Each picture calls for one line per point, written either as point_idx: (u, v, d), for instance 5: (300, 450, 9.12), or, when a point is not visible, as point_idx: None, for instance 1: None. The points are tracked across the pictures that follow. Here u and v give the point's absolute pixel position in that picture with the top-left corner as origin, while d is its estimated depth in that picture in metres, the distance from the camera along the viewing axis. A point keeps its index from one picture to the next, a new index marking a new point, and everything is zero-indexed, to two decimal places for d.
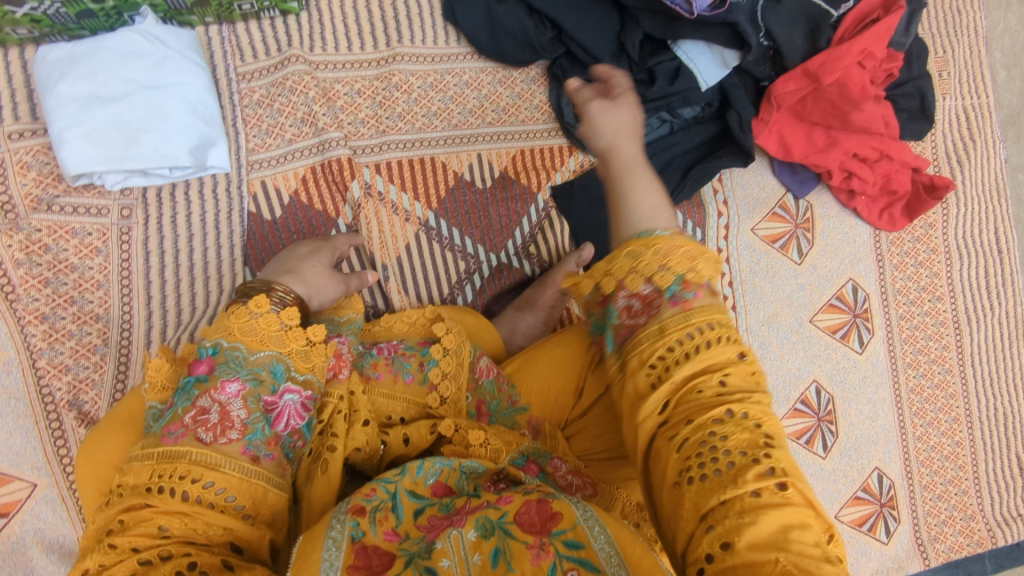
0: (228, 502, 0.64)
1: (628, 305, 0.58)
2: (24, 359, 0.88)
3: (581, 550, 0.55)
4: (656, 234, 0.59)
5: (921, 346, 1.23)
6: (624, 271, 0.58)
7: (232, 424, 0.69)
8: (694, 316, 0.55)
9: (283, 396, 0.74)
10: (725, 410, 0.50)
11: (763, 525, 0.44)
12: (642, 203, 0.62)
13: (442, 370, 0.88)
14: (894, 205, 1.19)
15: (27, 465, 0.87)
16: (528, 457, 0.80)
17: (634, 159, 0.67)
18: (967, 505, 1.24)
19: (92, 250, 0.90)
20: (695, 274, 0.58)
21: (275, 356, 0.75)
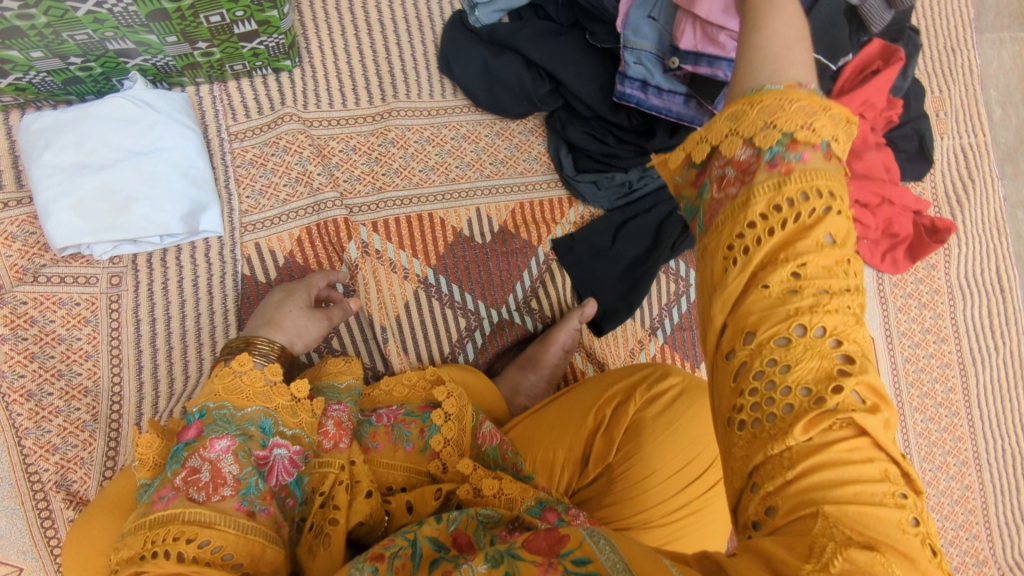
0: (225, 560, 0.62)
1: (720, 175, 0.50)
2: (9, 439, 0.83)
3: (590, 565, 0.47)
4: (767, 89, 0.49)
5: (928, 389, 1.22)
6: (721, 134, 0.51)
7: (225, 480, 0.67)
8: (790, 183, 0.46)
9: (273, 451, 0.74)
10: (794, 328, 0.43)
11: (816, 478, 0.39)
12: (768, 53, 0.51)
13: (443, 436, 0.86)
14: (897, 248, 1.18)
15: (13, 548, 0.82)
16: (545, 505, 0.78)
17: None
18: (979, 549, 1.22)
19: (81, 320, 0.87)
20: (806, 135, 0.47)
21: (262, 411, 0.76)
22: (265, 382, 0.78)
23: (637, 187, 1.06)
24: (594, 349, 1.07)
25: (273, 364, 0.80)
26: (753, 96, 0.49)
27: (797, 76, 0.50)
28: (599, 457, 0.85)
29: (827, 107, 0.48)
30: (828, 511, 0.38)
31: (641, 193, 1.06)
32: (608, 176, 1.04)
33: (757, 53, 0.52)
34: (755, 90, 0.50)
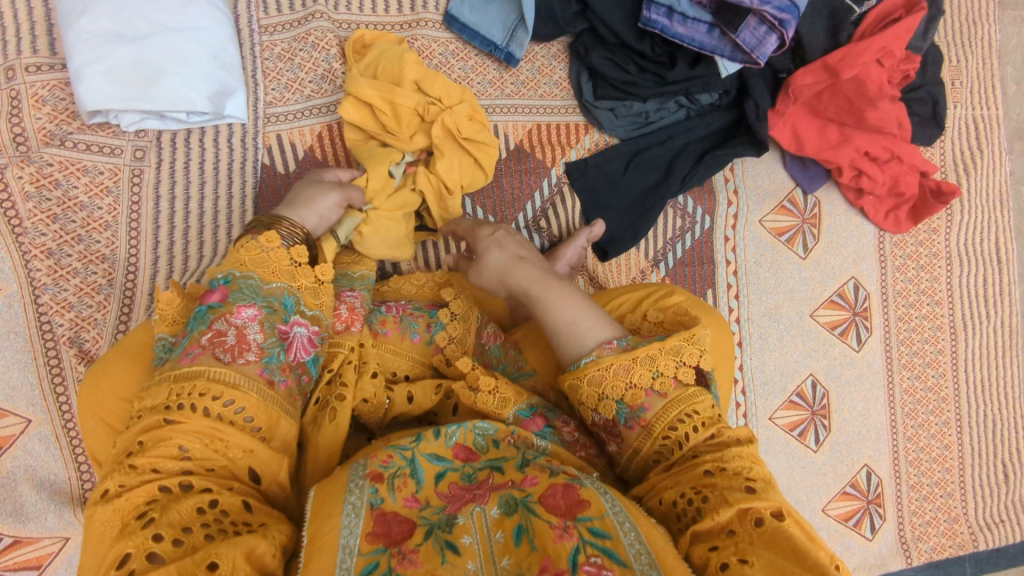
0: (246, 423, 0.63)
1: (600, 422, 0.72)
2: (26, 295, 0.86)
3: (608, 540, 0.56)
4: (584, 361, 0.72)
5: (917, 349, 1.24)
6: (579, 400, 0.73)
7: (249, 346, 0.67)
8: (656, 429, 0.69)
9: (294, 326, 0.72)
10: (706, 470, 0.63)
11: (768, 548, 0.54)
12: (567, 328, 0.75)
13: (448, 334, 0.89)
14: (900, 207, 1.21)
15: (22, 400, 0.86)
16: (535, 410, 0.80)
17: (541, 285, 0.81)
18: (951, 507, 1.25)
19: (102, 189, 0.90)
20: (635, 392, 0.70)
21: (285, 288, 0.73)
22: (289, 261, 0.76)
23: (653, 118, 1.08)
24: (597, 274, 1.09)
25: (298, 246, 0.78)
26: (578, 372, 0.72)
27: (600, 337, 0.74)
28: None
29: (636, 357, 0.71)
30: (783, 565, 0.53)
31: (656, 125, 1.09)
32: (625, 104, 1.06)
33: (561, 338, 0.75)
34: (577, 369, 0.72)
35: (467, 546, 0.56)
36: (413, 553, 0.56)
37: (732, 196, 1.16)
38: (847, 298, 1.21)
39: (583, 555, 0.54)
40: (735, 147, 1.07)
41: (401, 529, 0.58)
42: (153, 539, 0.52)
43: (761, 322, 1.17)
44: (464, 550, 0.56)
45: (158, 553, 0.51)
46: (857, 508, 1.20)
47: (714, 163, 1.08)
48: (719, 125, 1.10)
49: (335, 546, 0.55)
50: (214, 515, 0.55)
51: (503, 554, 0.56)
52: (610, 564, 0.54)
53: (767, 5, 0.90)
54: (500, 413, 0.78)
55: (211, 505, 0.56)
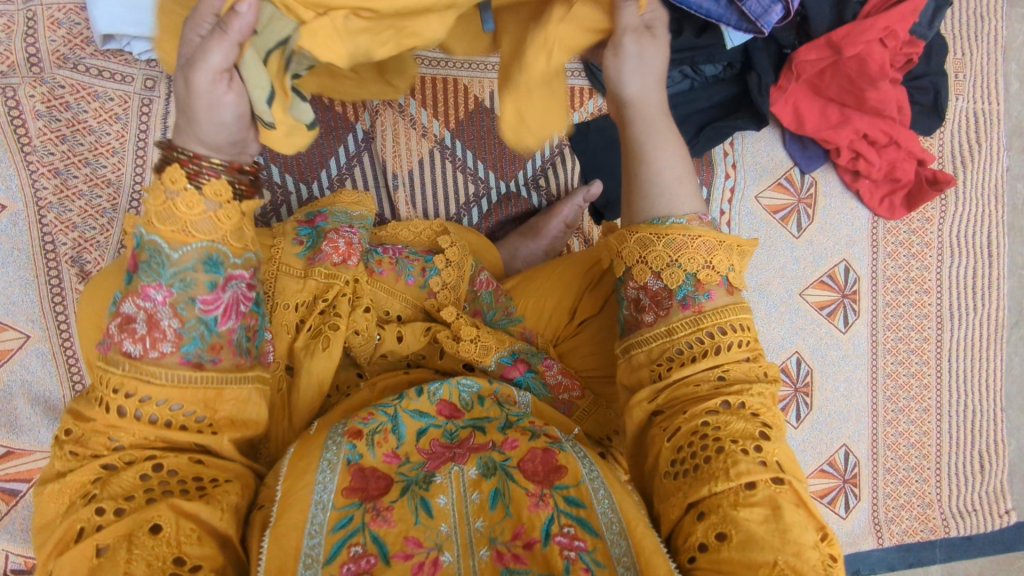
0: (175, 411, 0.53)
1: (637, 297, 0.67)
2: (31, 213, 0.88)
3: (582, 510, 0.58)
4: (669, 222, 0.65)
5: (902, 334, 1.26)
6: (634, 258, 0.66)
7: (164, 334, 0.52)
8: (705, 321, 0.63)
9: (225, 288, 0.54)
10: (721, 402, 0.59)
11: (753, 518, 0.52)
12: (665, 183, 0.66)
13: (442, 280, 0.91)
14: (896, 193, 1.22)
15: (21, 315, 0.88)
16: (517, 357, 0.83)
17: (662, 123, 0.66)
18: (925, 493, 1.27)
19: (112, 116, 0.91)
20: (709, 272, 0.64)
21: (205, 247, 0.53)
22: (206, 209, 0.53)
23: None
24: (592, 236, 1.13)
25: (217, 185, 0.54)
26: (659, 230, 0.65)
27: (693, 208, 0.67)
28: (586, 313, 0.88)
29: (722, 241, 0.66)
30: (764, 541, 0.50)
31: None
32: None
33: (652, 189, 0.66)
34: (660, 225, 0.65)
35: (441, 507, 0.58)
36: (387, 510, 0.57)
37: (729, 170, 1.19)
38: (836, 280, 1.23)
39: (557, 525, 0.56)
40: (736, 120, 1.10)
41: (377, 486, 0.59)
42: (96, 513, 0.48)
43: (749, 297, 1.19)
44: (437, 511, 0.58)
45: (103, 524, 0.48)
46: (832, 486, 1.22)
47: (715, 135, 1.11)
48: (722, 97, 1.12)
49: (308, 502, 0.56)
50: (160, 480, 0.51)
51: (477, 515, 0.58)
52: (583, 535, 0.56)
53: None
54: (481, 360, 0.81)
55: (155, 470, 0.51)
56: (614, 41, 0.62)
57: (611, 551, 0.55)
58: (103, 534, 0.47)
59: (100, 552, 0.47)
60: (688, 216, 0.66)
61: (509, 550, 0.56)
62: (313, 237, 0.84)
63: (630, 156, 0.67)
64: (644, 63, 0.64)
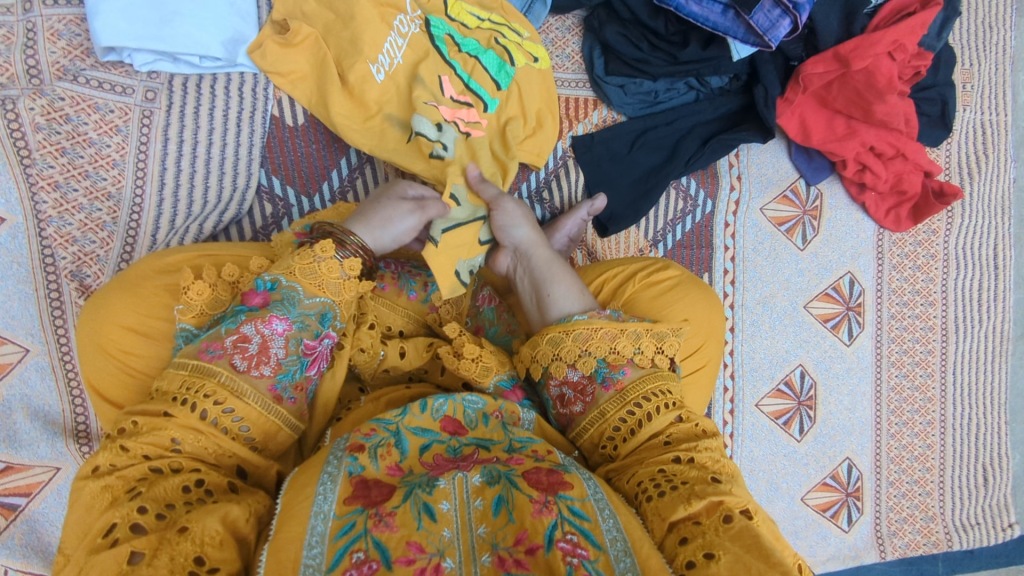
0: (241, 431, 0.62)
1: (562, 392, 0.76)
2: (31, 226, 0.87)
3: (585, 521, 0.57)
4: (575, 318, 0.77)
5: (907, 347, 1.26)
6: (549, 358, 0.77)
7: (269, 359, 0.65)
8: (628, 396, 0.72)
9: (320, 343, 0.70)
10: (675, 456, 0.66)
11: (731, 542, 0.55)
12: (565, 297, 0.80)
13: (444, 295, 0.90)
14: (902, 205, 1.21)
15: (21, 329, 0.88)
16: (516, 382, 0.82)
17: (547, 256, 0.83)
18: (929, 506, 1.26)
19: (112, 128, 0.90)
20: (616, 356, 0.75)
21: (326, 305, 0.72)
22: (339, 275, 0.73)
23: (662, 98, 1.09)
24: (596, 249, 1.11)
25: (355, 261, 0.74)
26: (567, 327, 0.76)
27: (589, 304, 0.80)
28: None
29: (623, 329, 0.76)
30: (748, 559, 0.53)
31: (666, 106, 1.10)
32: (634, 82, 1.07)
33: (551, 296, 0.80)
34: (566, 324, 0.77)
35: (444, 512, 0.57)
36: (390, 515, 0.56)
37: (734, 182, 1.17)
38: (841, 292, 1.22)
39: (559, 531, 0.55)
40: (741, 132, 1.07)
41: (380, 493, 0.59)
42: (137, 510, 0.52)
43: (754, 310, 1.18)
44: (441, 515, 0.57)
45: (139, 525, 0.51)
46: (835, 499, 1.22)
47: (720, 147, 1.08)
48: (728, 109, 1.10)
49: (307, 514, 0.55)
50: (199, 495, 0.55)
51: (479, 523, 0.57)
52: (586, 545, 0.55)
53: None
54: (481, 379, 0.80)
55: (197, 484, 0.56)
56: (498, 205, 0.86)
57: (614, 563, 0.54)
58: (139, 542, 0.50)
59: (133, 559, 0.49)
60: (588, 312, 0.78)
61: (511, 555, 0.54)
62: None
63: (536, 291, 0.82)
64: (518, 216, 0.86)
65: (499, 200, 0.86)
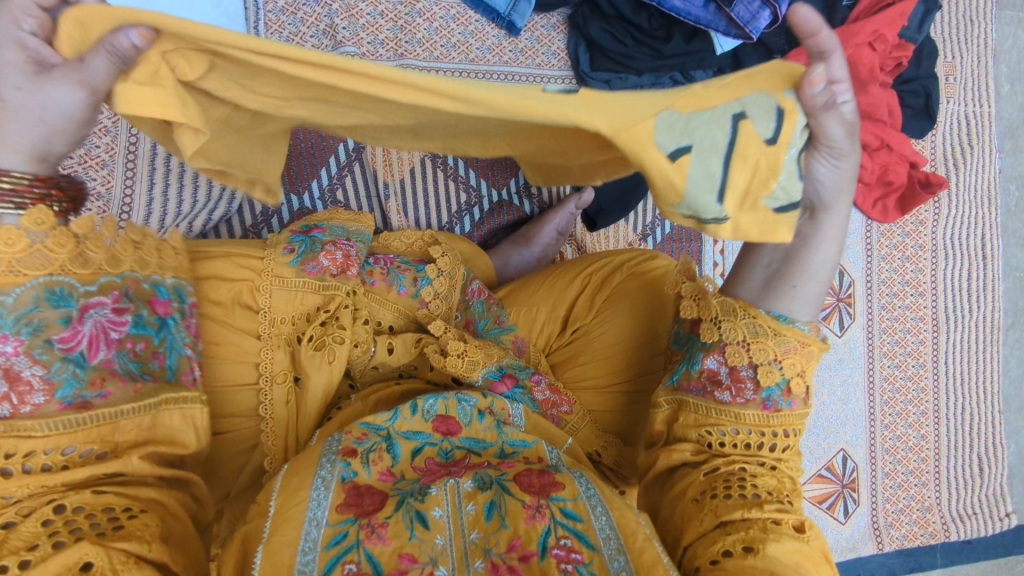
0: (73, 453, 0.47)
1: (715, 370, 0.61)
2: None
3: (578, 523, 0.59)
4: (793, 324, 0.60)
5: (898, 337, 1.26)
6: (730, 338, 0.61)
7: (29, 385, 0.46)
8: (773, 421, 0.60)
9: (83, 316, 0.49)
10: (761, 462, 0.60)
11: (778, 550, 0.53)
12: (799, 288, 0.60)
13: (434, 289, 0.91)
14: (888, 196, 1.22)
15: None
16: (505, 371, 0.82)
17: (830, 236, 0.59)
18: (924, 497, 1.26)
19: (100, 128, 0.90)
20: (800, 380, 0.60)
21: (44, 280, 0.48)
22: (31, 243, 0.47)
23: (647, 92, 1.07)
24: (584, 242, 1.14)
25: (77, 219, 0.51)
26: (779, 328, 0.60)
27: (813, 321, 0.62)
28: (575, 322, 0.90)
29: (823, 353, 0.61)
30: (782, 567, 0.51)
31: None
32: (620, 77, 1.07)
33: (790, 289, 0.60)
34: (780, 326, 0.60)
35: (436, 519, 0.58)
36: (382, 527, 0.56)
37: None
38: (832, 284, 1.23)
39: (554, 535, 0.57)
40: None
41: (372, 502, 0.59)
42: None
43: None
44: (433, 523, 0.57)
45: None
46: (831, 491, 1.22)
47: None
48: None
49: (301, 519, 0.56)
50: (65, 520, 0.45)
51: (473, 527, 0.58)
52: (580, 547, 0.57)
53: None
54: (468, 375, 0.80)
55: (58, 513, 0.45)
56: (831, 142, 0.53)
57: (608, 564, 0.56)
58: None
59: None
60: (810, 326, 0.61)
61: (505, 561, 0.55)
62: (306, 245, 0.84)
63: (782, 259, 0.60)
64: (849, 176, 0.56)
65: (829, 107, 0.50)
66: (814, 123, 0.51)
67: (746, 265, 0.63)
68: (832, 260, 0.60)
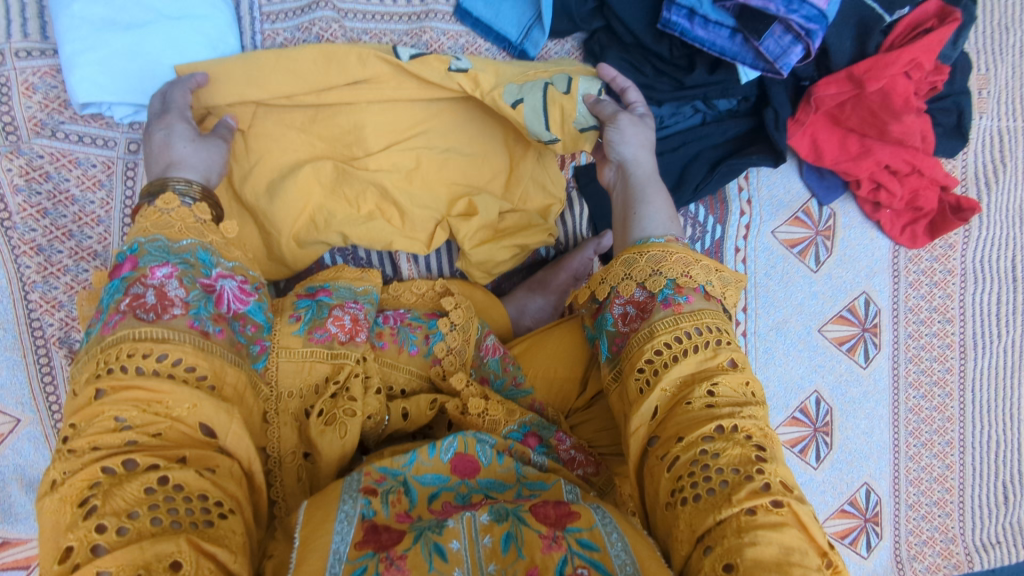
0: (189, 376, 0.57)
1: (624, 312, 0.74)
2: (16, 290, 0.84)
3: (595, 552, 0.57)
4: (650, 241, 0.77)
5: (925, 367, 1.22)
6: (618, 277, 0.76)
7: (172, 301, 0.61)
8: (683, 320, 0.70)
9: (218, 280, 0.67)
10: (715, 428, 0.62)
11: (760, 550, 0.53)
12: (646, 215, 0.79)
13: (447, 345, 0.88)
14: (917, 222, 1.17)
15: (12, 399, 0.85)
16: (527, 431, 0.80)
17: (650, 179, 0.82)
18: (948, 527, 1.24)
19: (95, 183, 0.86)
20: (686, 280, 0.73)
21: (198, 245, 0.67)
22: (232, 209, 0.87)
23: (668, 123, 1.04)
24: None
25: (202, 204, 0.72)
26: (641, 248, 0.76)
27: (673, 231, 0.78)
28: (596, 386, 0.87)
29: (697, 259, 0.75)
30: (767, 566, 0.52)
31: (671, 130, 1.05)
32: None
33: (636, 219, 0.79)
34: (642, 246, 0.77)
35: (455, 551, 0.57)
36: (401, 559, 0.56)
37: (744, 207, 1.13)
38: (856, 314, 1.18)
39: (570, 567, 0.56)
40: (750, 157, 1.03)
41: (390, 537, 0.58)
42: (97, 530, 0.47)
43: (767, 337, 1.15)
44: (451, 556, 0.57)
45: (103, 544, 0.46)
46: (853, 526, 1.19)
47: (728, 172, 1.05)
48: (736, 132, 1.06)
49: (325, 551, 0.55)
50: (165, 495, 0.51)
51: (490, 561, 0.57)
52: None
53: (793, 13, 0.86)
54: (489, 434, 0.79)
55: (161, 483, 0.51)
56: (612, 121, 0.83)
57: None
58: (106, 561, 0.45)
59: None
60: (666, 237, 0.77)
61: None
62: (313, 309, 0.81)
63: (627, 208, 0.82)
64: (634, 135, 0.83)
65: (597, 104, 0.84)
66: (597, 117, 0.85)
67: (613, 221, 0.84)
68: (659, 185, 0.81)
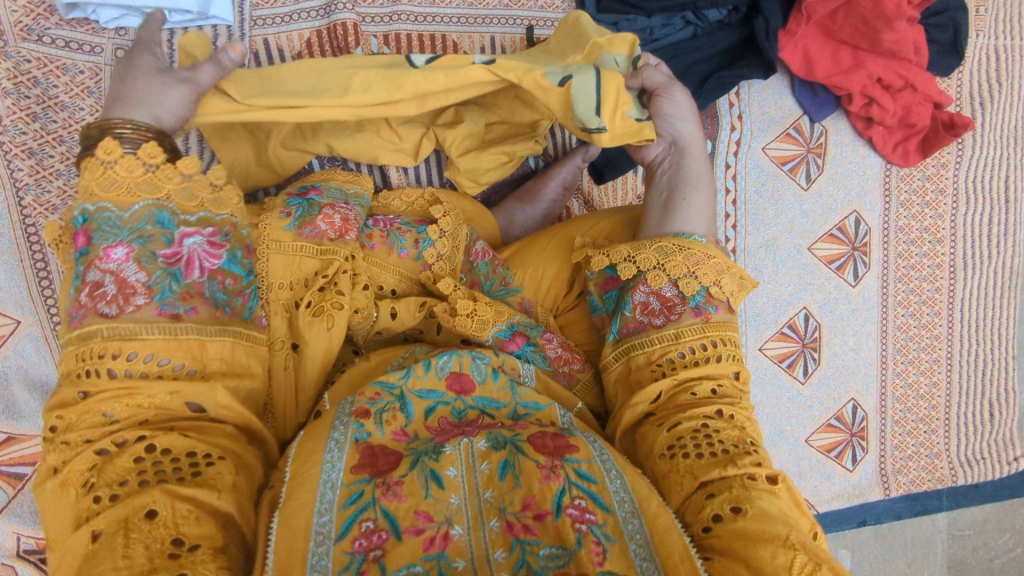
0: (163, 366, 0.54)
1: (647, 302, 0.73)
2: (10, 196, 0.85)
3: (593, 484, 0.56)
4: (693, 237, 0.76)
5: (914, 286, 1.23)
6: (650, 264, 0.74)
7: (134, 289, 0.55)
8: (709, 330, 0.71)
9: (182, 242, 0.59)
10: (717, 410, 0.65)
11: (763, 503, 0.54)
12: (689, 207, 0.78)
13: (436, 251, 0.88)
14: (911, 138, 1.17)
15: (10, 301, 0.86)
16: (515, 329, 0.81)
17: (697, 167, 0.81)
18: (934, 443, 1.26)
19: (84, 90, 0.88)
20: (717, 290, 0.74)
21: (151, 205, 0.59)
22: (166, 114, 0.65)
23: (658, 35, 1.03)
24: (592, 196, 1.10)
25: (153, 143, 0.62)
26: (683, 244, 0.75)
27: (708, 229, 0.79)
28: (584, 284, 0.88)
29: (730, 267, 0.76)
30: (772, 520, 0.53)
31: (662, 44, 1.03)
32: (628, 19, 1.02)
33: (680, 211, 0.78)
34: (684, 241, 0.75)
35: (451, 478, 0.55)
36: (398, 485, 0.54)
37: (735, 122, 1.14)
38: (847, 233, 1.19)
39: (569, 497, 0.54)
40: (741, 69, 1.02)
41: (387, 461, 0.57)
42: (95, 501, 0.47)
43: (757, 254, 1.16)
44: (448, 482, 0.55)
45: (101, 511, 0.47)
46: (840, 440, 1.22)
47: (719, 86, 1.04)
48: (727, 45, 1.06)
49: (316, 481, 0.53)
50: (154, 461, 0.50)
51: (486, 487, 0.56)
52: (594, 508, 0.54)
53: None
54: (479, 334, 0.79)
55: (149, 451, 0.50)
56: (665, 92, 0.81)
57: (622, 527, 0.53)
58: (102, 523, 0.46)
59: (96, 537, 0.46)
60: (705, 236, 0.77)
61: (519, 520, 0.53)
62: (304, 207, 0.82)
63: (669, 195, 0.80)
64: (684, 113, 0.81)
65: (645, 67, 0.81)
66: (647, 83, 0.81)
67: (647, 210, 0.81)
68: (705, 174, 0.81)
